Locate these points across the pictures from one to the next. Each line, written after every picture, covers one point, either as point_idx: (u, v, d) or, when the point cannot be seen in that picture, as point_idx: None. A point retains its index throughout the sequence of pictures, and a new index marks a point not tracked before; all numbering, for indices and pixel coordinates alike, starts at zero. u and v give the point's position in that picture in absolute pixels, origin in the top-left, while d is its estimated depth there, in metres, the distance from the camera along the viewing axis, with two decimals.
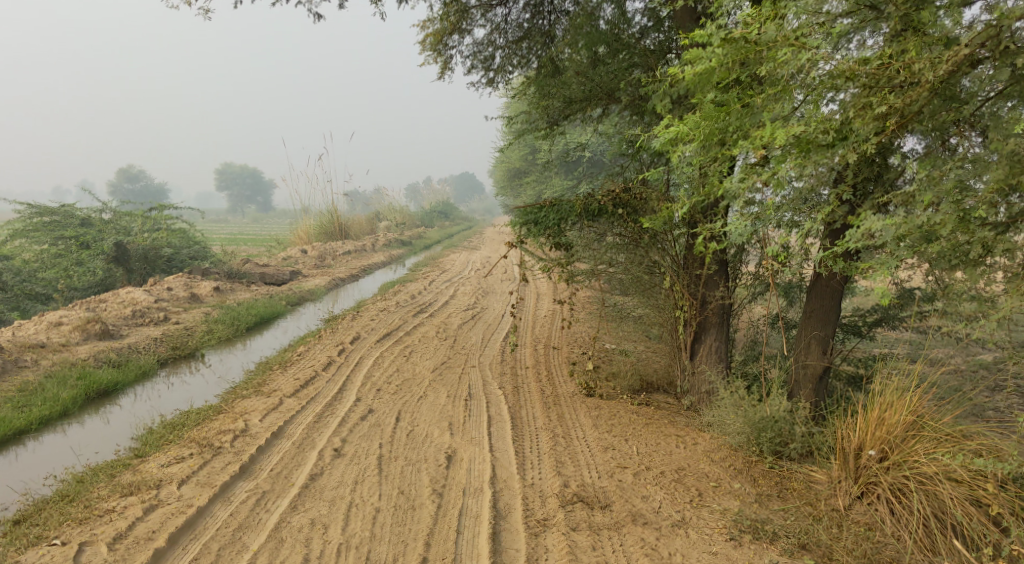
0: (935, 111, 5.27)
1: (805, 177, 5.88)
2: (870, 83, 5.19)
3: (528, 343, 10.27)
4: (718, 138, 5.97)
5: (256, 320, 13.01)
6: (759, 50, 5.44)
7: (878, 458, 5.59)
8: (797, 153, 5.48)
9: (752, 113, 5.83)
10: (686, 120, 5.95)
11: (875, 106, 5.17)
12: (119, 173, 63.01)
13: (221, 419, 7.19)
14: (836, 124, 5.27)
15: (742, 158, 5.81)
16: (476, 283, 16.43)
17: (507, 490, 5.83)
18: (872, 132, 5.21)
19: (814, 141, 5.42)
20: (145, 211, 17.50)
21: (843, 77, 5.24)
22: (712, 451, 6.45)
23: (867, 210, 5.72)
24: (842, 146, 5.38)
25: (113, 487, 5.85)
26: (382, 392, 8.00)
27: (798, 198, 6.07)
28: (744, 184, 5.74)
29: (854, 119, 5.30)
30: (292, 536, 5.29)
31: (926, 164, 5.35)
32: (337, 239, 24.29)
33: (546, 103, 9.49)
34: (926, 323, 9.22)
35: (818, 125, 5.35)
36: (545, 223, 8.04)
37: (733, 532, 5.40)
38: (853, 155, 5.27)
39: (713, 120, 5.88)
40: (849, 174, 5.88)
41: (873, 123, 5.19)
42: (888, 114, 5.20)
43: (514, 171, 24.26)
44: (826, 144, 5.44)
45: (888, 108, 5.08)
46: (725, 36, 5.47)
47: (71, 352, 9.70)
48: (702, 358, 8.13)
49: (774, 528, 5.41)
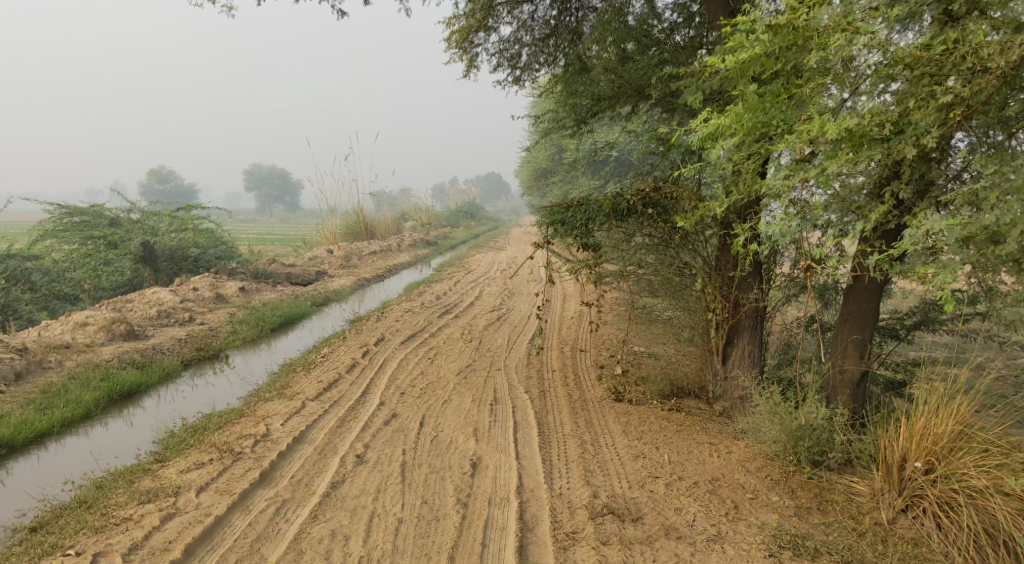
0: (1002, 101, 5.01)
1: (850, 174, 5.61)
2: (930, 70, 4.98)
3: (555, 345, 10.08)
4: (760, 133, 5.71)
5: (281, 321, 12.98)
6: (807, 37, 5.25)
7: (924, 470, 5.29)
8: (848, 148, 5.21)
9: (796, 104, 5.60)
10: (727, 113, 5.71)
11: (937, 95, 4.93)
12: (150, 174, 64.04)
13: (243, 422, 7.09)
14: (895, 116, 5.05)
15: (786, 154, 5.54)
16: (502, 284, 16.29)
17: (534, 500, 5.63)
18: (934, 124, 4.94)
19: (868, 135, 5.18)
20: (173, 211, 17.59)
21: (901, 65, 5.06)
22: (748, 460, 6.19)
23: (922, 209, 5.44)
24: (898, 140, 5.15)
25: (131, 493, 5.76)
26: (406, 396, 7.85)
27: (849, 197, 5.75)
28: (789, 182, 5.50)
29: (913, 111, 5.06)
30: (311, 548, 5.15)
31: (993, 158, 5.07)
32: (363, 239, 24.28)
33: (573, 101, 9.28)
34: (967, 326, 8.87)
35: (874, 118, 5.09)
36: (572, 223, 7.84)
37: (772, 548, 5.16)
38: (910, 149, 5.03)
39: (756, 112, 5.63)
40: (905, 172, 5.61)
41: (932, 114, 4.95)
42: (951, 105, 4.95)
43: (539, 172, 24.12)
44: (880, 138, 5.20)
45: (953, 97, 4.84)
46: (769, 23, 5.26)
47: (96, 353, 9.70)
48: (735, 362, 7.86)
49: (816, 544, 5.16)
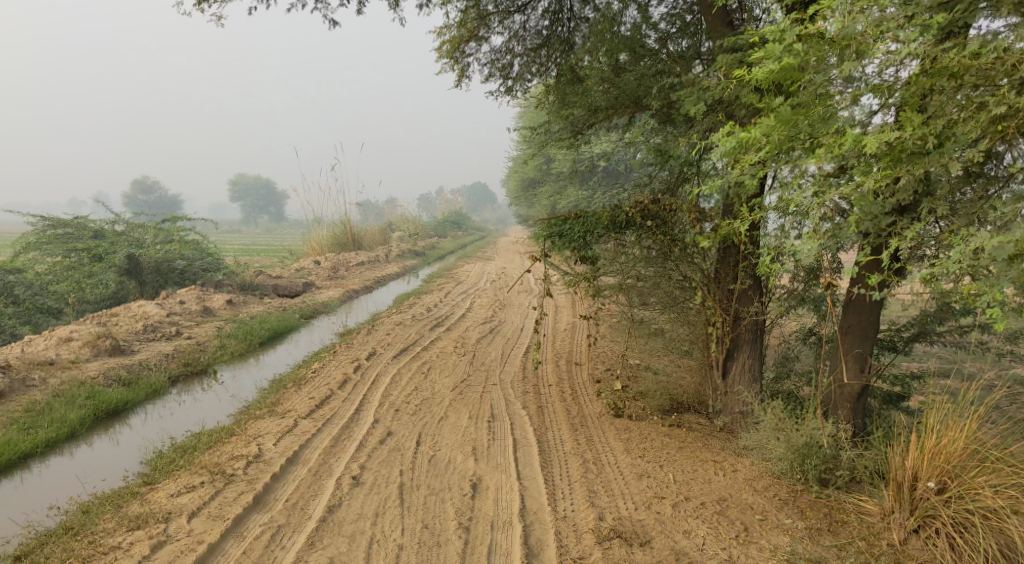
0: None
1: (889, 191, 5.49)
2: (979, 81, 4.95)
3: (550, 358, 9.93)
4: (788, 146, 5.62)
5: (269, 334, 12.76)
6: (843, 46, 5.22)
7: (937, 490, 5.20)
8: (886, 163, 5.24)
9: (825, 119, 5.45)
10: (756, 126, 5.59)
11: (990, 106, 4.86)
12: (134, 184, 63.54)
13: (234, 442, 6.87)
14: (938, 128, 4.99)
15: (817, 168, 5.59)
16: (493, 295, 16.15)
17: (538, 523, 5.47)
18: (979, 136, 4.91)
19: (907, 149, 5.17)
20: (158, 223, 17.33)
21: (947, 74, 5.02)
22: (754, 479, 6.06)
23: (963, 226, 5.36)
24: (939, 153, 5.10)
25: (119, 519, 5.54)
26: (401, 413, 7.67)
27: (880, 213, 5.62)
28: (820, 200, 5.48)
29: (958, 123, 5.03)
30: None
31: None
32: (351, 250, 24.08)
33: (567, 112, 9.16)
34: (965, 338, 8.81)
35: (915, 131, 5.04)
36: (570, 235, 7.75)
37: None
38: (953, 163, 4.98)
39: (786, 126, 5.55)
40: (937, 187, 5.53)
41: (980, 127, 4.90)
42: (1002, 116, 4.91)
43: (527, 182, 24.06)
44: (919, 152, 5.19)
45: (1007, 108, 4.76)
46: (800, 32, 5.24)
47: (81, 370, 9.44)
48: (736, 377, 7.75)
49: None
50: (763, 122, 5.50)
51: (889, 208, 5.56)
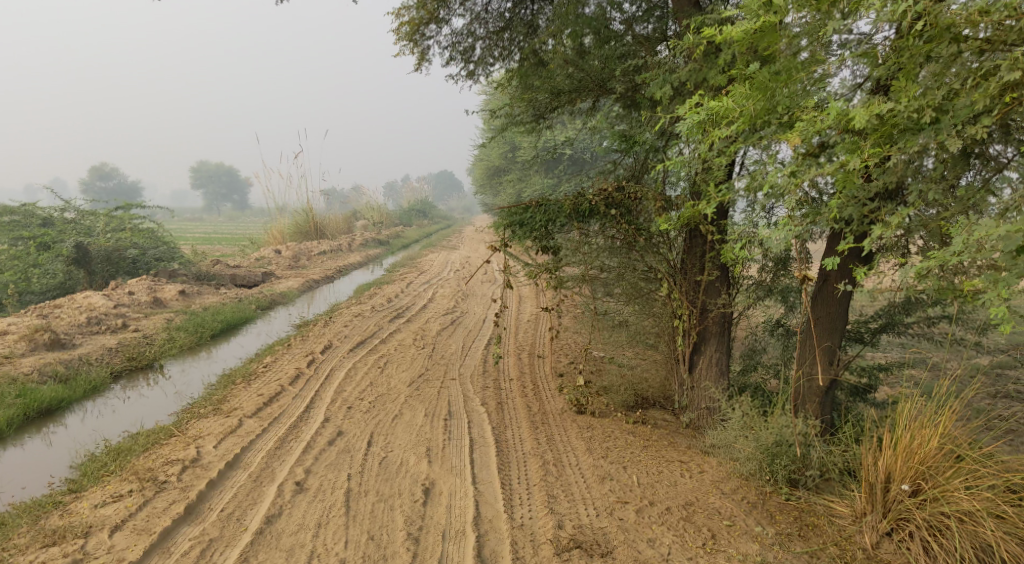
0: None
1: (880, 169, 5.32)
2: (988, 45, 4.78)
3: (511, 351, 9.62)
4: (766, 120, 5.78)
5: (222, 326, 12.23)
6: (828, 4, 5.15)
7: (911, 492, 5.05)
8: (877, 137, 5.12)
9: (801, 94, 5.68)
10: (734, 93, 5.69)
11: (1002, 73, 4.65)
12: (92, 171, 61.81)
13: (172, 444, 6.43)
14: (938, 99, 4.84)
15: (794, 148, 5.54)
16: (456, 286, 15.77)
17: (493, 533, 5.15)
18: (976, 108, 4.74)
19: (900, 124, 5.07)
20: (110, 210, 16.64)
21: (949, 36, 4.84)
22: (722, 481, 5.82)
23: (955, 212, 5.20)
24: (936, 128, 4.93)
25: (34, 534, 5.09)
26: (353, 411, 7.28)
27: (865, 198, 5.50)
28: (798, 179, 5.47)
29: (957, 92, 4.88)
30: None
31: None
32: (312, 239, 23.46)
33: (529, 97, 8.79)
34: (931, 329, 8.71)
35: (911, 103, 4.89)
36: (531, 225, 7.38)
37: None
38: (953, 138, 4.81)
39: (764, 96, 5.67)
40: (928, 173, 5.31)
41: (987, 97, 4.70)
42: (1014, 85, 4.71)
43: (493, 170, 23.68)
44: (913, 126, 5.06)
45: (1018, 75, 4.56)
46: None
47: (14, 365, 8.88)
48: (703, 371, 7.53)
49: None
50: (738, 92, 5.64)
51: (875, 191, 5.42)
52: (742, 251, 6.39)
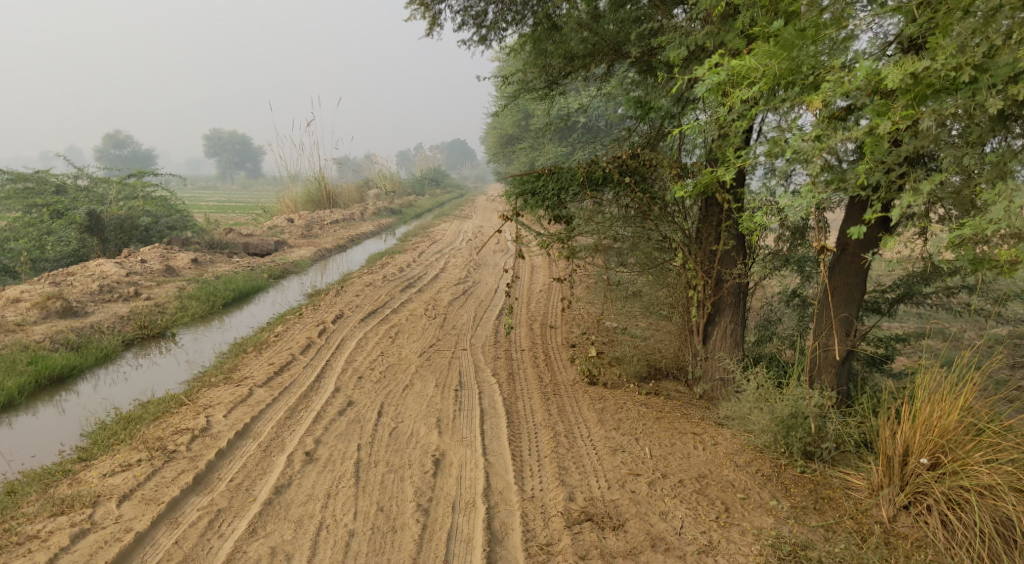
0: None
1: (910, 133, 5.12)
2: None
3: (523, 321, 9.55)
4: (788, 81, 5.55)
5: (234, 295, 12.22)
6: None
7: (929, 466, 4.94)
8: (910, 97, 4.87)
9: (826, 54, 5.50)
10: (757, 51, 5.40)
11: None
12: (106, 139, 61.93)
13: (182, 413, 6.41)
14: (977, 57, 4.63)
15: (819, 111, 5.37)
16: (469, 255, 15.67)
17: (503, 505, 5.11)
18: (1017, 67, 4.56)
19: (933, 84, 4.83)
20: (123, 178, 16.63)
21: None
22: (736, 453, 5.74)
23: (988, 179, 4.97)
24: (973, 87, 4.73)
25: (44, 503, 5.11)
26: (364, 380, 7.25)
27: (893, 163, 5.27)
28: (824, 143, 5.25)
29: (996, 50, 4.69)
30: None
31: None
32: (325, 208, 23.36)
33: (541, 63, 8.56)
34: (950, 300, 8.55)
35: (948, 61, 4.67)
36: (544, 193, 7.30)
37: (772, 561, 4.68)
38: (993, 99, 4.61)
39: (788, 54, 5.39)
40: (960, 138, 5.11)
41: None
42: None
43: (506, 139, 23.43)
44: (947, 87, 4.85)
45: None
46: None
47: (27, 333, 8.91)
48: (717, 342, 7.42)
49: (819, 554, 4.67)
50: (761, 50, 5.38)
51: (904, 156, 5.19)
52: (761, 219, 6.26)
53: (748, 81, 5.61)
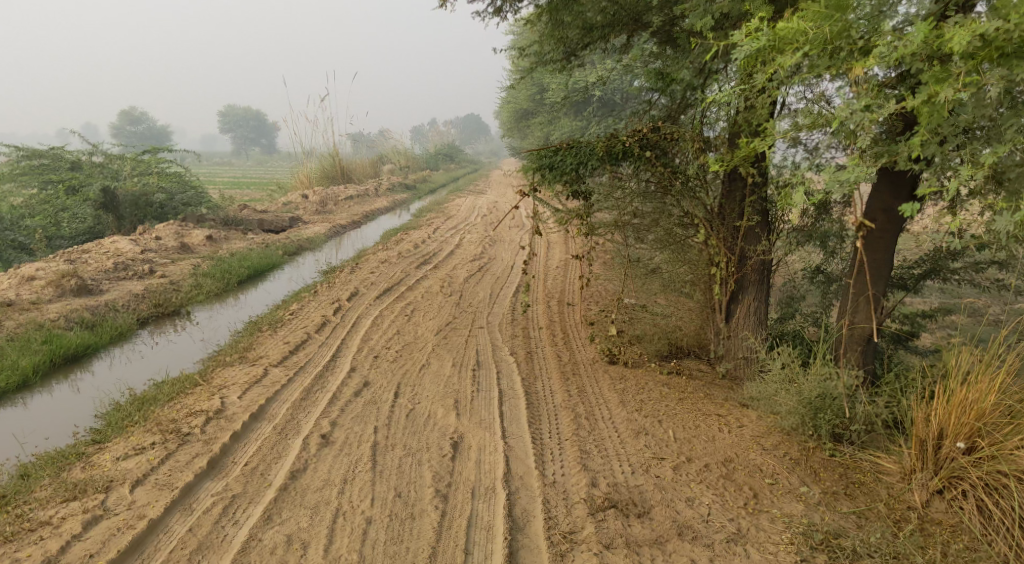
0: None
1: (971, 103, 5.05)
2: None
3: (540, 298, 9.38)
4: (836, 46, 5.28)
5: (248, 273, 12.12)
6: None
7: (965, 450, 4.75)
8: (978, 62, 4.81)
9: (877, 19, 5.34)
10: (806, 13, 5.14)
11: None
12: (121, 115, 61.95)
13: (196, 394, 6.34)
14: None
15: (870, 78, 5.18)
16: (484, 231, 15.48)
17: (524, 491, 4.99)
18: None
19: (1002, 49, 4.76)
20: (137, 154, 16.53)
21: None
22: (762, 437, 5.57)
23: None
24: None
25: (57, 487, 5.05)
26: (380, 360, 7.13)
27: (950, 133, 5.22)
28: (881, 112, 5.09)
29: None
30: (262, 559, 4.46)
31: None
32: (339, 183, 23.20)
33: (559, 34, 8.28)
34: (979, 276, 8.28)
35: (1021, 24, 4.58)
36: (562, 168, 7.01)
37: (803, 550, 4.54)
38: None
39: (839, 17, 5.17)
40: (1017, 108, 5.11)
41: None
42: None
43: (520, 113, 23.11)
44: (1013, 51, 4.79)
45: None
46: None
47: (41, 311, 8.86)
48: (740, 320, 7.22)
49: (852, 544, 4.52)
50: (811, 13, 5.14)
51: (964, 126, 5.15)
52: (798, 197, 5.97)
53: (793, 47, 5.37)
